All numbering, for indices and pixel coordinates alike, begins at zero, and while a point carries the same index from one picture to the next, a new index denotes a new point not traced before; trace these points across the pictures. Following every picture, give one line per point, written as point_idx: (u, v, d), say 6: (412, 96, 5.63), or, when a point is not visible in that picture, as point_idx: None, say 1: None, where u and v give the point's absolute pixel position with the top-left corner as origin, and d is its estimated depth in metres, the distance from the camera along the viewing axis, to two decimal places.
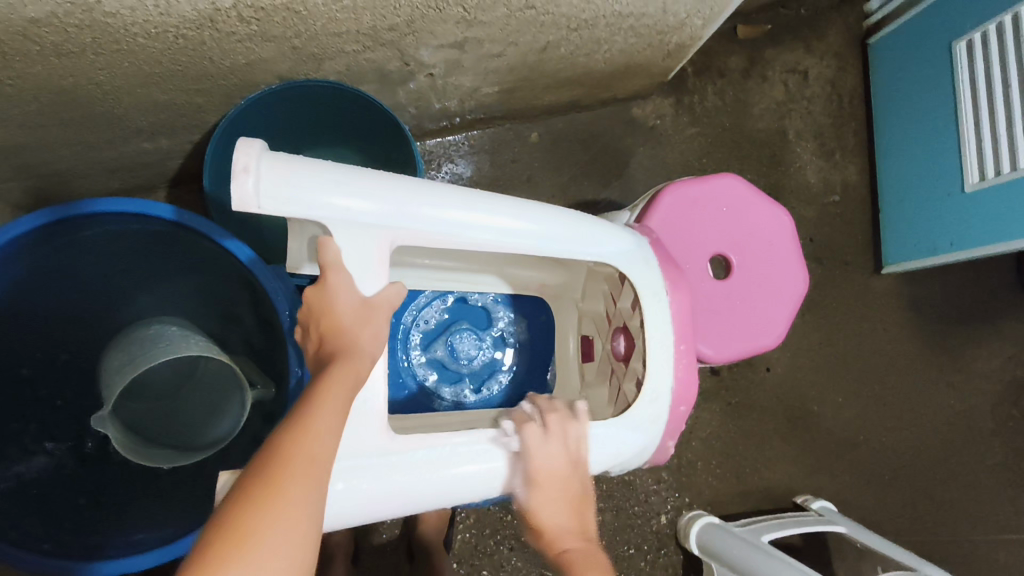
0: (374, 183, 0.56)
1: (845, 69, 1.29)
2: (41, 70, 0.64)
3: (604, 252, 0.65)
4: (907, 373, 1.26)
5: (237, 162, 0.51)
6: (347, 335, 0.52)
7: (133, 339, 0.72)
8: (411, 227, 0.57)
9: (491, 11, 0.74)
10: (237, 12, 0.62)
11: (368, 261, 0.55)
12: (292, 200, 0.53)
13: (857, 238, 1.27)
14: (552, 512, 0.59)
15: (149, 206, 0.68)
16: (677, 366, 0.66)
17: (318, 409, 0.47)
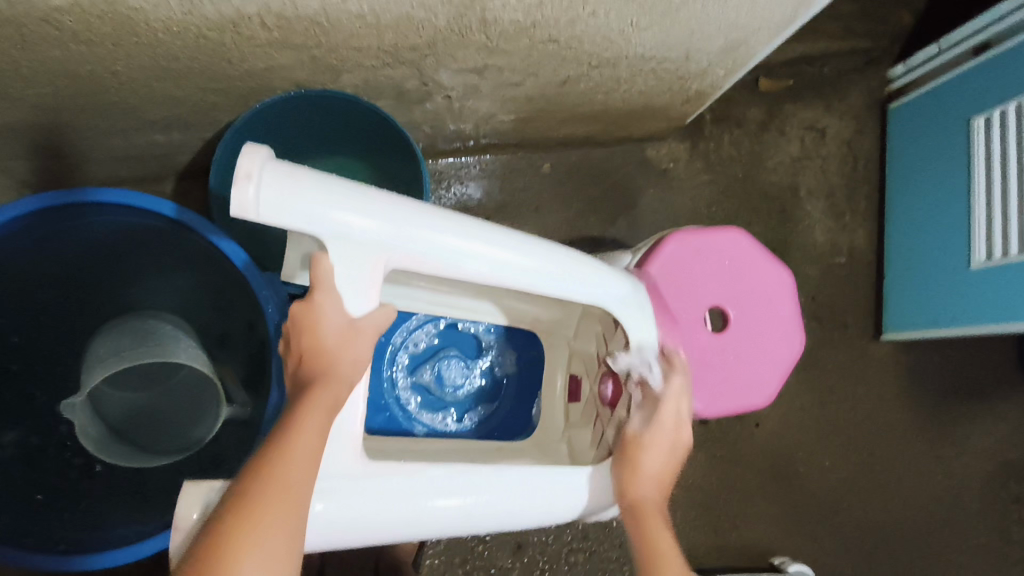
0: (378, 202, 0.54)
1: (862, 131, 1.29)
2: (59, 55, 0.64)
3: (603, 296, 0.64)
4: (898, 443, 1.24)
5: (239, 168, 0.49)
6: (329, 356, 0.51)
7: (126, 332, 0.71)
8: (410, 251, 0.55)
9: (514, 41, 0.75)
10: (260, 19, 0.62)
11: (362, 281, 0.54)
12: (292, 211, 0.51)
13: (859, 301, 1.26)
14: (658, 462, 0.61)
15: (158, 203, 0.67)
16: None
17: (290, 436, 0.47)
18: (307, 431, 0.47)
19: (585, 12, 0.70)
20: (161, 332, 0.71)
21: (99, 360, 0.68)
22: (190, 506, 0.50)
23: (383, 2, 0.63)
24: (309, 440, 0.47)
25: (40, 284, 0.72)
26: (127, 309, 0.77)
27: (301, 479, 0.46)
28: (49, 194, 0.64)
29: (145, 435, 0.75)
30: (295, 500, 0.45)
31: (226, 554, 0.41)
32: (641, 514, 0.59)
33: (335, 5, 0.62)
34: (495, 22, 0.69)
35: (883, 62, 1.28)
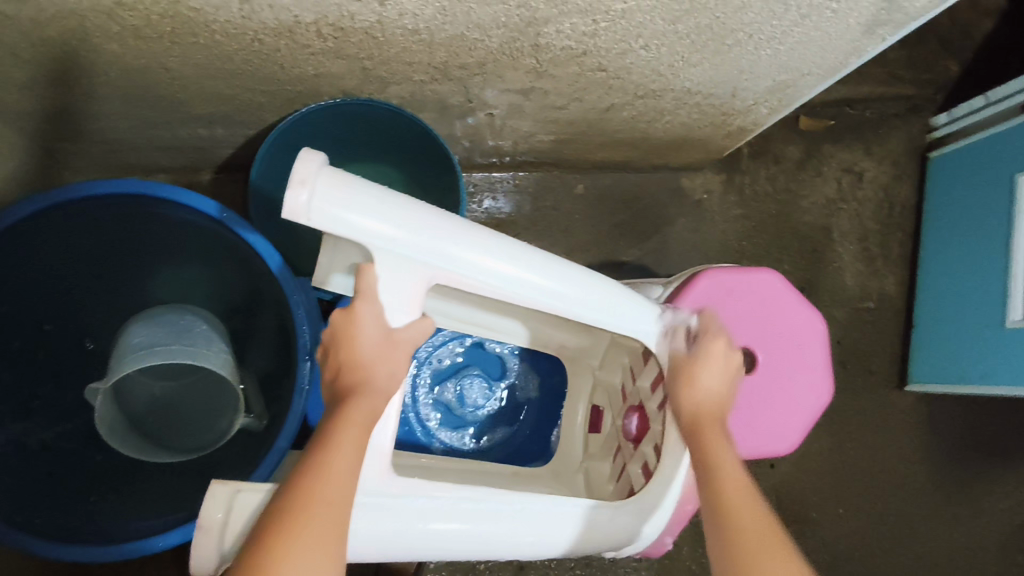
0: (427, 218, 0.53)
1: (901, 177, 1.27)
2: (118, 48, 0.65)
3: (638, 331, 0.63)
4: (915, 498, 1.21)
5: (295, 173, 0.49)
6: (365, 370, 0.51)
7: (159, 328, 0.72)
8: (454, 270, 0.55)
9: (563, 66, 0.74)
10: (317, 28, 0.63)
11: (403, 295, 0.53)
12: (342, 220, 0.51)
13: (885, 349, 1.24)
14: (717, 381, 0.61)
15: (153, 186, 0.65)
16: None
17: (328, 449, 0.47)
18: (348, 444, 0.48)
19: (636, 44, 0.70)
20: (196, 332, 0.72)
21: (117, 354, 0.69)
22: (216, 504, 0.50)
23: (439, 20, 0.63)
24: (345, 456, 0.48)
25: (71, 281, 0.73)
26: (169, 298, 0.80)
27: (341, 490, 0.47)
28: (100, 184, 0.64)
29: (176, 435, 0.76)
30: (339, 511, 0.46)
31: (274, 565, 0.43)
32: (699, 426, 0.58)
33: (392, 19, 0.62)
34: (547, 47, 0.69)
35: (927, 109, 1.27)
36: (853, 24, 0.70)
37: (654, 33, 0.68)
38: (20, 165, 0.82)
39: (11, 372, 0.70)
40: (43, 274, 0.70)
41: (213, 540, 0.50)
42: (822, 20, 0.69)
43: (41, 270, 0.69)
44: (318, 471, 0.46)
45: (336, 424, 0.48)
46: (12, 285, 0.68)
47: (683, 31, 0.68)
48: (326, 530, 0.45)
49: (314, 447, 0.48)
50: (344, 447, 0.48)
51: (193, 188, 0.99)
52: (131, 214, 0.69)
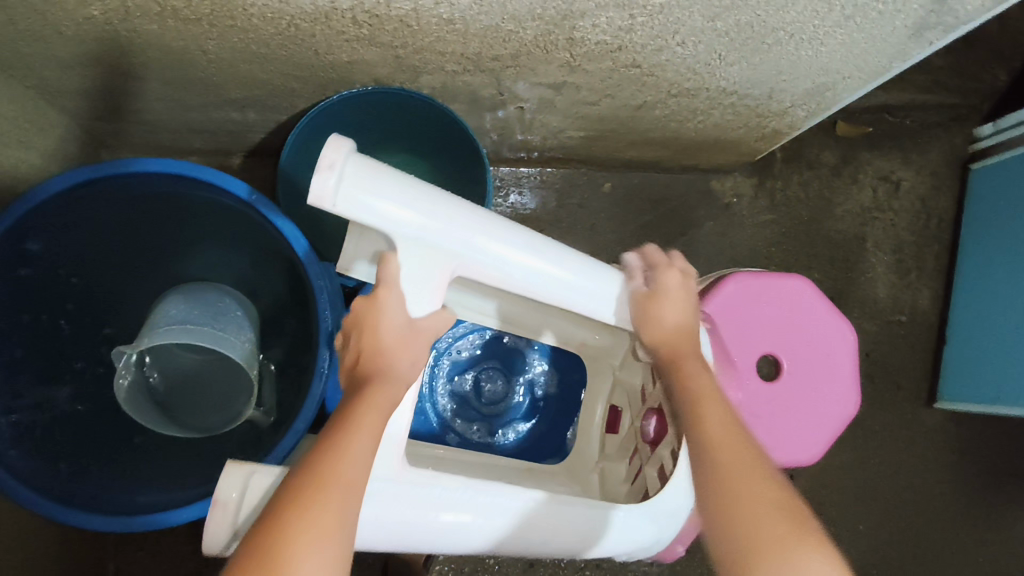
0: (454, 208, 0.53)
1: (940, 188, 1.23)
2: (157, 29, 0.65)
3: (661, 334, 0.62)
4: (939, 518, 1.17)
5: (323, 158, 0.48)
6: (387, 357, 0.51)
7: (195, 307, 0.73)
8: (479, 262, 0.54)
9: (598, 61, 0.74)
10: (352, 15, 0.63)
11: (427, 285, 0.53)
12: (367, 207, 0.50)
13: (915, 364, 1.20)
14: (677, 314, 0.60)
15: (189, 167, 0.66)
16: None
17: (349, 428, 0.48)
18: (367, 425, 0.48)
19: (673, 41, 0.69)
20: (221, 317, 0.74)
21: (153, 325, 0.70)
22: (231, 483, 0.50)
23: (475, 10, 0.63)
24: (364, 437, 0.48)
25: (103, 253, 0.74)
26: (199, 276, 0.81)
27: (356, 471, 0.47)
28: (140, 161, 0.65)
29: (189, 412, 0.77)
30: (353, 494, 0.46)
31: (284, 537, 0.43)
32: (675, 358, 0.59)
33: (428, 7, 0.62)
34: (582, 41, 0.69)
35: (970, 119, 1.23)
36: (899, 27, 0.68)
37: (693, 29, 0.67)
38: (60, 141, 0.84)
39: (44, 343, 0.72)
40: (77, 245, 0.71)
41: (227, 518, 0.50)
42: (867, 22, 0.67)
43: (76, 242, 0.70)
44: (338, 451, 0.47)
45: (358, 405, 0.48)
46: (50, 257, 0.69)
47: (721, 29, 0.67)
48: (342, 509, 0.45)
49: (334, 427, 0.48)
50: (364, 427, 0.48)
51: (224, 171, 1.00)
52: (166, 192, 0.70)
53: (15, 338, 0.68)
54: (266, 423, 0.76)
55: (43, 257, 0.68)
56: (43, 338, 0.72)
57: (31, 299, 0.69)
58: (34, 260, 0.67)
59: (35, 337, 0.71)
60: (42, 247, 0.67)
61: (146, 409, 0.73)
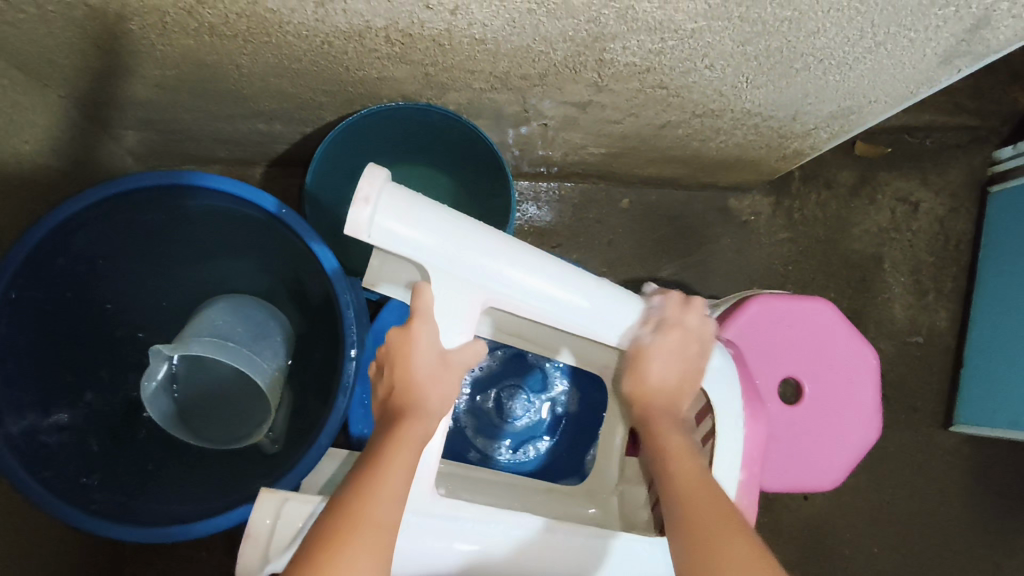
0: (485, 241, 0.52)
1: (958, 210, 1.23)
2: (192, 43, 0.66)
3: (693, 364, 0.60)
4: (956, 543, 1.16)
5: (358, 190, 0.48)
6: (420, 390, 0.53)
7: (235, 324, 0.73)
8: (510, 293, 0.53)
9: (625, 82, 0.74)
10: (386, 33, 0.64)
11: (458, 317, 0.53)
12: (399, 238, 0.50)
13: (931, 386, 1.20)
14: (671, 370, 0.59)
15: (192, 175, 0.66)
16: (739, 491, 0.61)
17: (385, 462, 0.49)
18: (400, 460, 0.49)
19: (701, 63, 0.69)
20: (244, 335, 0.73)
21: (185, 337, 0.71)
22: (265, 511, 0.52)
23: (507, 31, 0.63)
24: (393, 484, 0.49)
25: (141, 262, 0.76)
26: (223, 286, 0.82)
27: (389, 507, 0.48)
28: (163, 173, 0.65)
29: (211, 426, 0.77)
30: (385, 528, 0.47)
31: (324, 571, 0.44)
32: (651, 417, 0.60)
33: (461, 28, 0.63)
34: (611, 62, 0.69)
35: (989, 141, 1.23)
36: (929, 54, 0.68)
37: (722, 53, 0.67)
38: (87, 148, 0.85)
39: (74, 351, 0.72)
40: (115, 257, 0.73)
41: (261, 547, 0.51)
42: (897, 48, 0.67)
43: (104, 253, 0.71)
44: (371, 496, 0.48)
45: (390, 449, 0.50)
46: (79, 268, 0.69)
47: (751, 53, 0.67)
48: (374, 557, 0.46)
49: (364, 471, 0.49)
50: (394, 466, 0.49)
51: (247, 180, 1.01)
52: (192, 203, 0.70)
53: (43, 347, 0.69)
54: (270, 449, 0.76)
55: (73, 267, 0.69)
56: (71, 347, 0.72)
57: (60, 308, 0.70)
58: (65, 268, 0.68)
59: (64, 346, 0.71)
60: (71, 259, 0.68)
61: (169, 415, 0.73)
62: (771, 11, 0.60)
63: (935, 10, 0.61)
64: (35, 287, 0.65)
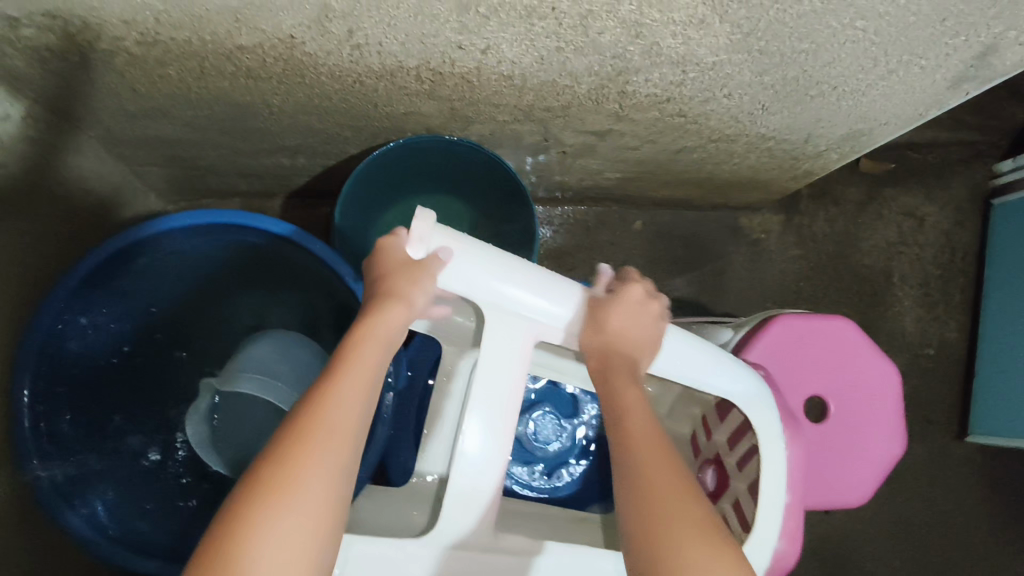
0: (531, 277, 0.54)
1: (962, 223, 1.25)
2: (227, 85, 0.67)
3: (736, 393, 0.60)
4: (977, 555, 1.17)
5: (413, 232, 0.52)
6: (386, 281, 0.52)
7: (280, 360, 0.69)
8: (559, 326, 0.55)
9: (644, 111, 0.76)
10: (417, 72, 0.66)
11: (510, 350, 0.54)
12: (457, 278, 0.53)
13: (945, 397, 1.21)
14: (628, 325, 0.56)
15: (197, 214, 0.68)
16: (784, 515, 0.61)
17: (350, 358, 0.49)
18: (362, 361, 0.50)
19: (720, 93, 0.72)
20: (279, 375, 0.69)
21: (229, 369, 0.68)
22: None
23: (535, 68, 0.65)
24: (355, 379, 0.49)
25: (195, 298, 0.79)
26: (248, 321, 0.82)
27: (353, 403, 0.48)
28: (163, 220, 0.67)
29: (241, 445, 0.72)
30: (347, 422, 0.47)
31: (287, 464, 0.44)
32: (607, 373, 0.55)
33: (490, 66, 0.64)
34: (633, 93, 0.71)
35: (990, 155, 1.25)
36: (939, 79, 0.70)
37: (740, 83, 0.69)
38: (115, 186, 0.86)
39: (118, 388, 0.75)
40: (168, 290, 0.76)
41: None
42: (909, 75, 0.69)
43: (125, 304, 0.73)
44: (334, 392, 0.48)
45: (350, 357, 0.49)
46: (102, 316, 0.72)
47: (768, 82, 0.69)
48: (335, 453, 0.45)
49: (315, 393, 0.48)
50: (359, 364, 0.49)
51: (268, 211, 1.03)
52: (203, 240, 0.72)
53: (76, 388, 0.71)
54: None
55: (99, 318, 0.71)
56: (102, 385, 0.73)
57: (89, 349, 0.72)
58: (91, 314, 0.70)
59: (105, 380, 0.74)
60: (100, 300, 0.71)
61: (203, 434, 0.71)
62: (790, 44, 0.62)
63: (946, 39, 0.63)
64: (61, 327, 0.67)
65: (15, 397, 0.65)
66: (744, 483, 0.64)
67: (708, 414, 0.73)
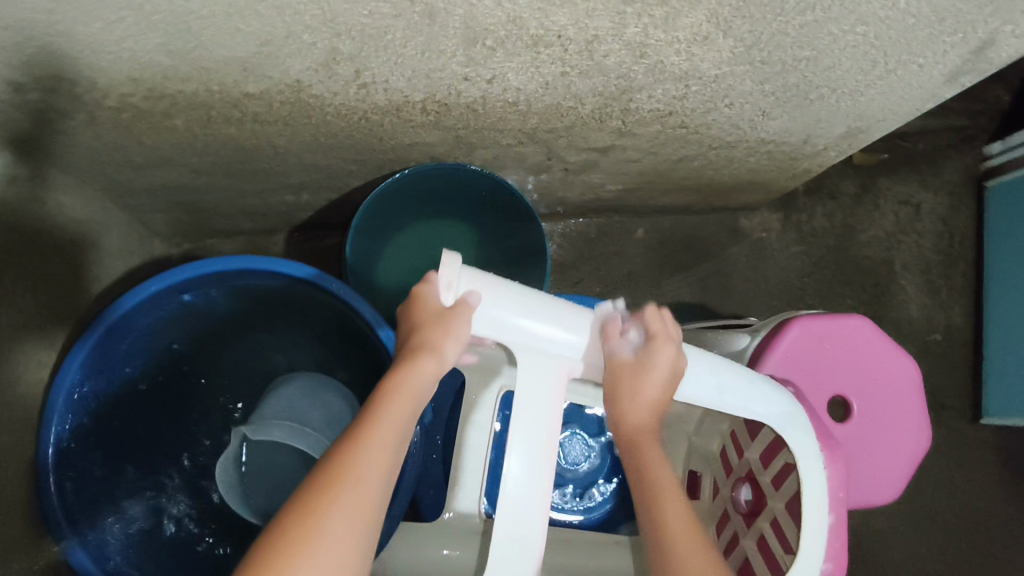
0: (562, 314, 0.54)
1: (958, 207, 1.27)
2: (234, 131, 0.67)
3: (770, 413, 0.60)
4: (1001, 536, 1.18)
5: (441, 279, 0.52)
6: (421, 332, 0.52)
7: (310, 406, 0.71)
8: (592, 361, 0.54)
9: (646, 126, 0.77)
10: (423, 106, 0.66)
11: (546, 390, 0.53)
12: (489, 321, 0.52)
13: (956, 381, 1.22)
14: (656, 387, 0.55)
15: (213, 263, 0.67)
16: (829, 536, 0.61)
17: (382, 405, 0.50)
18: (393, 411, 0.50)
19: (722, 103, 0.72)
20: (317, 416, 0.71)
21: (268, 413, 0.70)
22: None
23: (540, 93, 0.65)
24: (384, 431, 0.48)
25: (214, 339, 0.79)
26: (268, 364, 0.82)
27: (381, 454, 0.47)
28: (175, 271, 0.67)
29: (272, 497, 0.72)
30: (375, 474, 0.46)
31: (314, 516, 0.43)
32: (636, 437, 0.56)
33: (495, 94, 0.65)
34: (636, 110, 0.72)
35: (979, 139, 1.27)
36: (935, 75, 0.71)
37: (742, 92, 0.70)
38: (120, 236, 0.86)
39: (143, 425, 0.76)
40: (189, 327, 0.75)
41: None
42: (907, 73, 0.70)
43: (143, 356, 0.73)
44: (363, 441, 0.47)
45: (382, 404, 0.49)
46: (120, 371, 0.72)
47: (770, 89, 0.70)
48: (360, 506, 0.45)
49: (345, 443, 0.47)
50: (391, 413, 0.49)
51: (271, 248, 1.03)
52: (221, 288, 0.72)
53: (101, 439, 0.72)
54: None
55: (119, 374, 0.72)
56: (125, 441, 0.74)
57: (108, 405, 0.72)
58: (107, 371, 0.70)
59: (131, 424, 0.74)
60: (120, 356, 0.71)
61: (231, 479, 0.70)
62: (791, 52, 0.63)
63: (944, 37, 0.64)
64: (84, 384, 0.68)
65: (42, 454, 0.65)
66: (782, 502, 0.65)
67: (737, 430, 0.73)
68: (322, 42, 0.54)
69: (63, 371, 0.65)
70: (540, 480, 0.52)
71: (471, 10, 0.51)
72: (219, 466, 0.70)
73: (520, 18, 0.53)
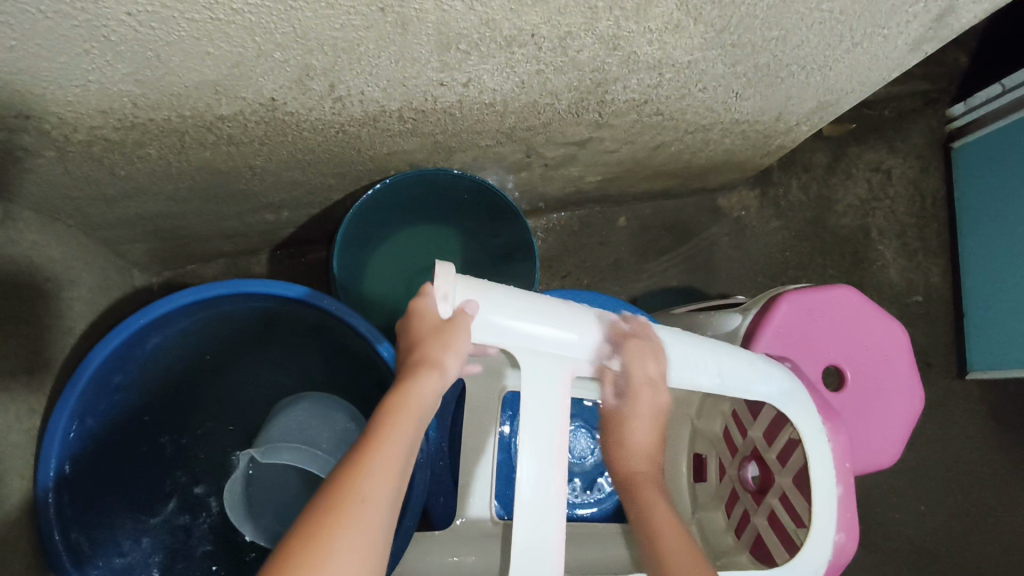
0: (560, 313, 0.54)
1: (927, 170, 1.29)
2: (209, 155, 0.66)
3: (771, 390, 0.62)
4: (995, 487, 1.21)
5: (437, 289, 0.51)
6: (421, 347, 0.53)
7: (320, 427, 0.71)
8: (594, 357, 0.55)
9: (623, 116, 0.77)
10: (400, 114, 0.65)
11: (553, 390, 0.54)
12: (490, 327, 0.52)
13: (939, 340, 1.25)
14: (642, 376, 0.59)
15: (202, 289, 0.66)
16: (840, 506, 0.63)
17: (385, 424, 0.49)
18: (400, 428, 0.49)
19: (695, 88, 0.73)
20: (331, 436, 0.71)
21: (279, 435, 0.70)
22: None
23: (516, 92, 0.65)
24: (391, 448, 0.48)
25: (207, 365, 0.78)
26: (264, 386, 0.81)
27: (388, 471, 0.47)
28: (166, 299, 0.66)
29: (282, 520, 0.71)
30: (382, 493, 0.46)
31: (322, 537, 0.42)
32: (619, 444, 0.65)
33: (471, 96, 0.64)
34: (612, 101, 0.72)
35: (942, 101, 1.29)
36: (900, 44, 0.72)
37: (715, 76, 0.71)
38: (98, 271, 0.84)
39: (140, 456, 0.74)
40: (184, 347, 0.75)
41: None
42: (873, 45, 0.71)
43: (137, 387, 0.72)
44: (369, 458, 0.47)
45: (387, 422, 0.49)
46: (114, 405, 0.70)
47: (742, 71, 0.71)
48: (370, 525, 0.44)
49: (349, 462, 0.47)
50: (396, 431, 0.49)
51: (254, 268, 1.01)
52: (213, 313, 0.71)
53: (98, 476, 0.70)
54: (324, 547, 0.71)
55: (113, 408, 0.70)
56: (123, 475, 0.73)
57: (105, 439, 0.70)
58: (102, 406, 0.69)
59: (134, 455, 0.74)
60: (115, 391, 0.70)
61: (239, 502, 0.69)
62: (760, 34, 0.64)
63: (906, 8, 0.65)
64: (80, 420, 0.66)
65: (37, 497, 0.64)
66: (789, 477, 0.67)
67: (740, 410, 0.75)
68: (294, 58, 0.53)
69: (58, 413, 0.64)
70: (554, 482, 0.52)
71: (443, 16, 0.51)
72: (228, 492, 0.67)
73: (493, 20, 0.52)
